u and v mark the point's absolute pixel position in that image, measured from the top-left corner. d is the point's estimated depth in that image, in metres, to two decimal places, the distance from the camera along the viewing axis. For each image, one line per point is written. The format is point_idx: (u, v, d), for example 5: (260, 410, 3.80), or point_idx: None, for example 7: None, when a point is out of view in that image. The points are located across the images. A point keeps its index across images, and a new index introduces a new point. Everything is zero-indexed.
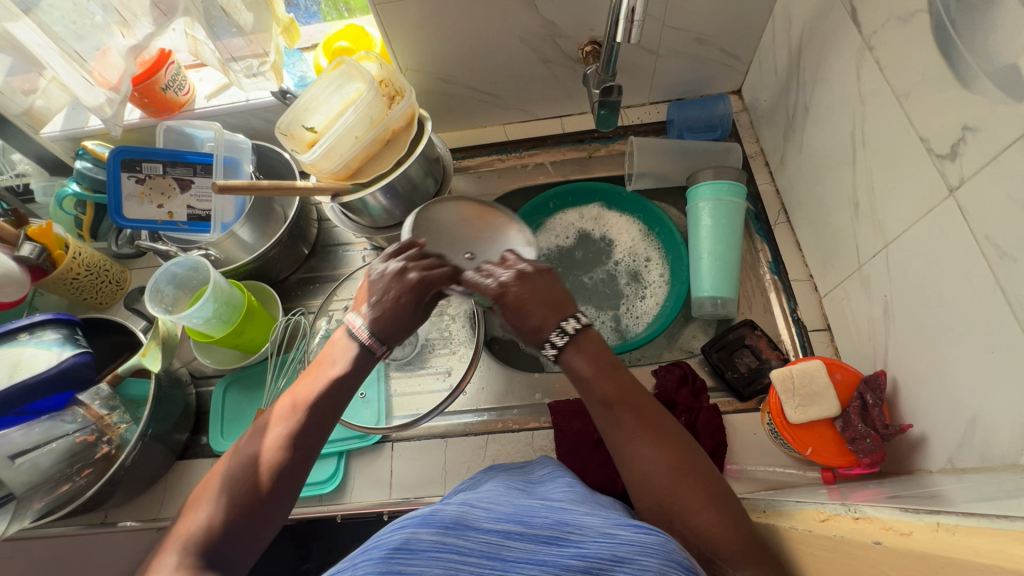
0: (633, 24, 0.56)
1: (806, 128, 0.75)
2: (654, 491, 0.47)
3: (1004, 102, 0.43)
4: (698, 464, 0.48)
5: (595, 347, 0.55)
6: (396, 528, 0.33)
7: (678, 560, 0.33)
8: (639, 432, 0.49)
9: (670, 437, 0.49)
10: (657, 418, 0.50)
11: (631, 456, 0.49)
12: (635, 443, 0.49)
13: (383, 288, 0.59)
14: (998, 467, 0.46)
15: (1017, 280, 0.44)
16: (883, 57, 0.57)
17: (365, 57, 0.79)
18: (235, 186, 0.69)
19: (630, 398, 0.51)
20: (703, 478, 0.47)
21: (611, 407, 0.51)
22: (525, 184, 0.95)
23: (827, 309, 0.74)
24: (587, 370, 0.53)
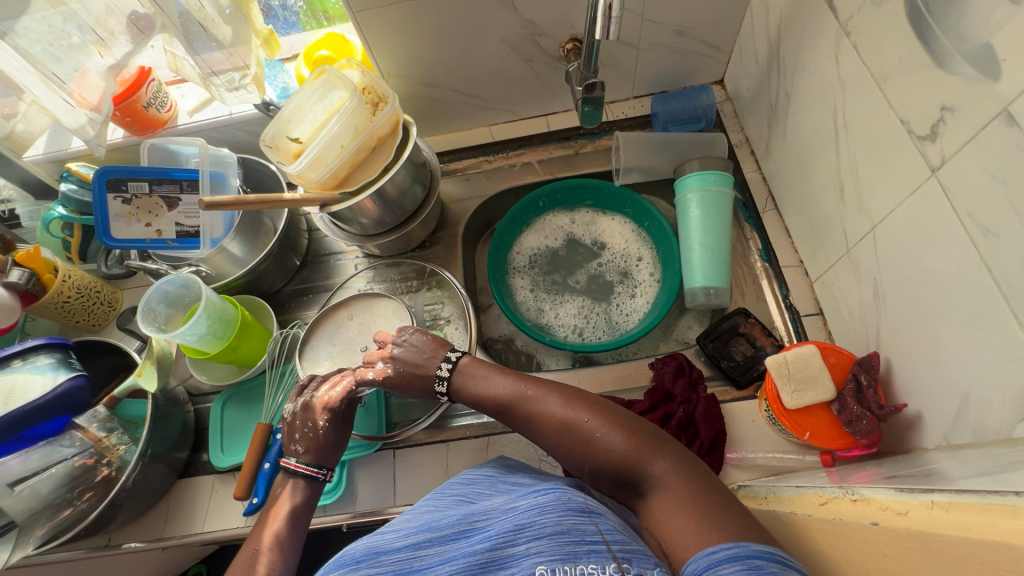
0: (611, 20, 0.56)
1: (788, 115, 0.75)
2: (566, 445, 0.54)
3: (980, 82, 0.44)
4: (586, 405, 0.55)
5: (472, 362, 0.64)
6: (334, 563, 0.43)
7: (569, 506, 0.44)
8: (534, 406, 0.57)
9: (556, 394, 0.57)
10: (542, 388, 0.58)
11: (538, 426, 0.56)
12: (536, 414, 0.57)
13: (300, 424, 0.66)
14: (991, 442, 0.47)
15: (999, 257, 0.44)
16: (860, 41, 0.57)
17: (346, 65, 0.79)
18: (222, 201, 0.69)
19: (516, 383, 0.60)
20: (594, 411, 0.54)
21: (506, 394, 0.59)
22: (514, 184, 0.95)
23: (819, 293, 0.75)
24: (476, 379, 0.62)
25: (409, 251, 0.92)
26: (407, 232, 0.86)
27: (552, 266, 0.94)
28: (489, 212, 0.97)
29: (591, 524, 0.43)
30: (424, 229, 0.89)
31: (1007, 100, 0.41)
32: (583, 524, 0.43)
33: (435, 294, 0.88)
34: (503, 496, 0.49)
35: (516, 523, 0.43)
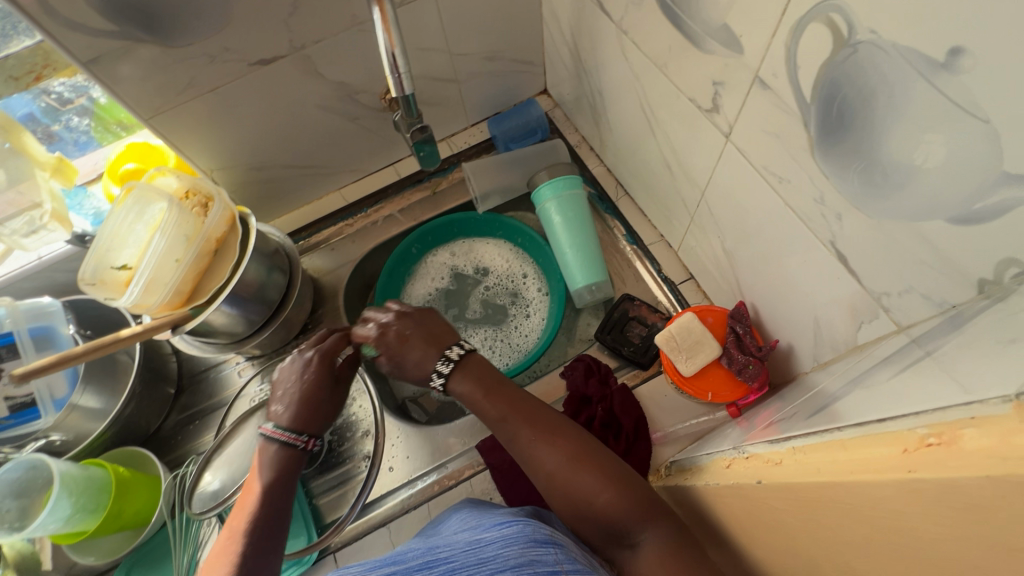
0: (402, 77, 0.55)
1: (606, 110, 0.81)
2: (555, 482, 0.53)
3: (731, 57, 0.49)
4: (590, 449, 0.54)
5: (482, 372, 0.60)
6: None
7: (536, 539, 0.45)
8: (534, 436, 0.55)
9: (561, 436, 0.55)
10: (547, 420, 0.56)
11: (530, 457, 0.55)
12: (533, 446, 0.55)
13: (292, 376, 0.60)
14: (846, 352, 0.52)
15: (797, 198, 0.50)
16: (636, 38, 0.63)
17: (158, 174, 0.72)
18: (37, 367, 0.60)
19: (518, 410, 0.57)
20: (598, 460, 0.53)
21: (503, 419, 0.57)
22: (381, 240, 0.93)
23: (685, 259, 0.80)
24: (477, 394, 0.58)
25: (293, 338, 0.86)
26: (284, 319, 0.81)
27: (447, 307, 0.92)
28: (366, 274, 0.94)
29: (551, 555, 0.44)
30: (300, 312, 0.84)
31: (755, 67, 0.47)
32: (544, 555, 0.44)
33: None
34: (463, 534, 0.49)
35: (480, 556, 0.44)
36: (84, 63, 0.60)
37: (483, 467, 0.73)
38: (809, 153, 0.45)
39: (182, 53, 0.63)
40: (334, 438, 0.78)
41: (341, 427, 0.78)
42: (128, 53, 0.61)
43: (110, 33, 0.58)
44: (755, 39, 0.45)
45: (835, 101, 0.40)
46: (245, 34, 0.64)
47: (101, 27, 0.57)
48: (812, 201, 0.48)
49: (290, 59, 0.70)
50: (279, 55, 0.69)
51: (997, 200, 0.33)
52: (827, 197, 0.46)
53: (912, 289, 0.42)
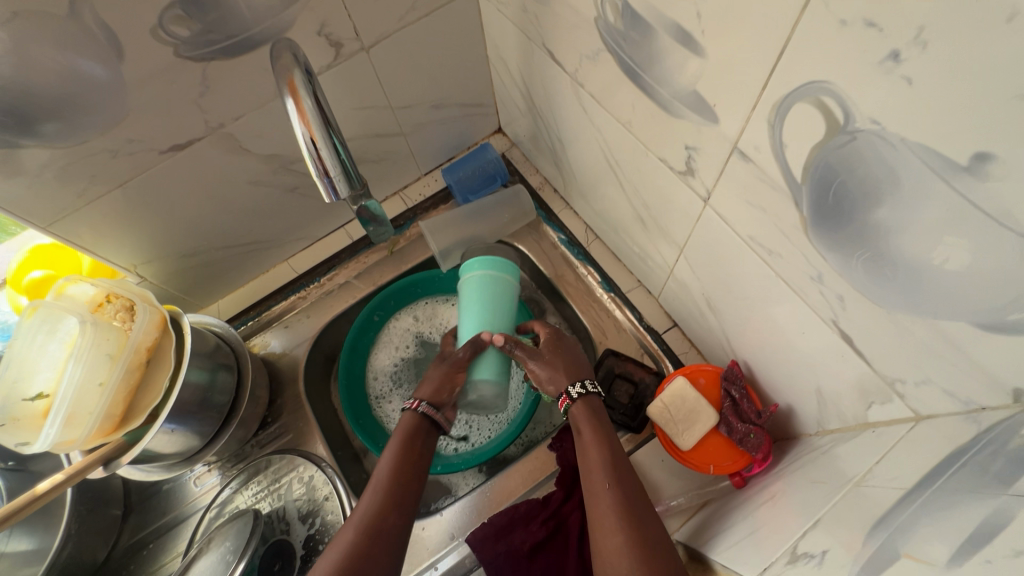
0: (333, 180, 0.49)
1: (567, 156, 0.75)
2: (614, 560, 0.50)
3: (705, 124, 0.44)
4: (666, 552, 0.50)
5: (597, 423, 0.61)
6: None
7: None
8: (618, 506, 0.53)
9: (640, 520, 0.52)
10: (635, 499, 0.54)
11: (600, 524, 0.53)
12: (610, 516, 0.53)
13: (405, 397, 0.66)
14: (854, 427, 0.48)
15: (790, 272, 0.45)
16: (594, 92, 0.57)
17: (68, 283, 0.63)
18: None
19: (616, 476, 0.56)
20: (668, 567, 0.49)
21: (597, 474, 0.56)
22: (339, 311, 0.85)
23: (666, 307, 0.75)
24: (588, 439, 0.59)
25: (252, 436, 0.77)
26: (241, 418, 0.73)
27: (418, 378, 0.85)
28: (326, 348, 0.86)
29: None
30: (257, 407, 0.76)
31: (734, 138, 0.41)
32: None
33: (300, 469, 0.74)
34: None
35: None
36: None
37: (476, 564, 0.67)
38: (803, 232, 0.41)
39: (76, 152, 0.55)
40: (306, 551, 0.70)
41: (315, 535, 0.71)
42: (10, 161, 0.52)
43: None
44: (732, 111, 0.40)
45: (831, 186, 0.35)
46: (150, 121, 0.56)
47: None
48: (808, 278, 0.43)
49: (209, 139, 0.62)
50: (195, 137, 0.60)
51: None
52: (826, 277, 0.41)
53: (931, 381, 0.38)
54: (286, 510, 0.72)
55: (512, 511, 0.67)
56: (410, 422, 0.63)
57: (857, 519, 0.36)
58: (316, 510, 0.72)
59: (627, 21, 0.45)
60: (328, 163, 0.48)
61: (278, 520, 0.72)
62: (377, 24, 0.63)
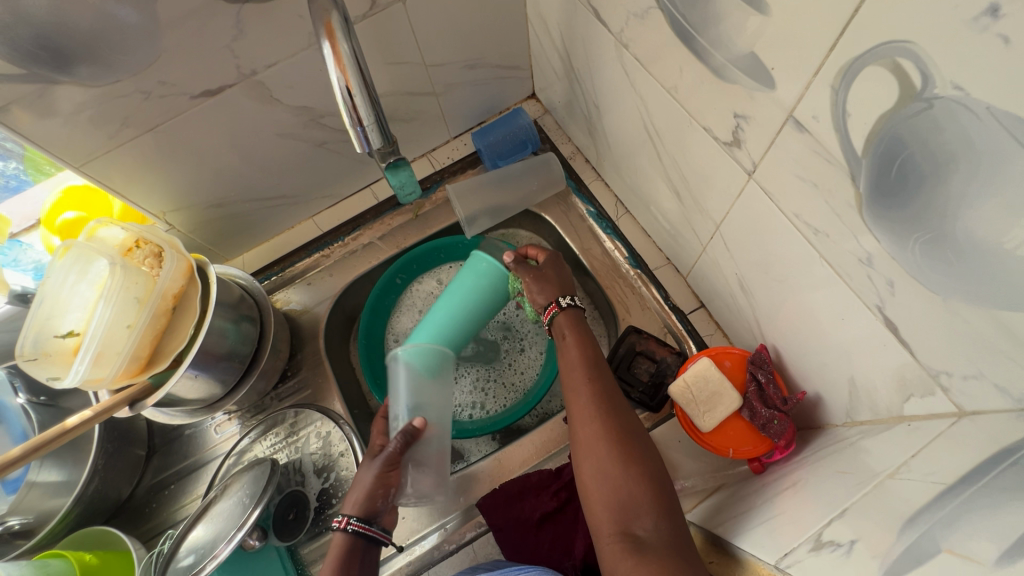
0: (366, 130, 0.48)
1: (603, 124, 0.73)
2: (590, 442, 0.54)
3: (759, 90, 0.41)
4: (642, 439, 0.54)
5: (580, 327, 0.63)
6: None
7: None
8: (598, 397, 0.56)
9: (618, 412, 0.55)
10: (613, 390, 0.57)
11: (580, 412, 0.56)
12: (587, 404, 0.56)
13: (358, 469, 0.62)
14: (887, 420, 0.46)
15: (837, 254, 0.43)
16: (640, 55, 0.54)
17: (99, 226, 0.64)
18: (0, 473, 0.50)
19: (594, 370, 0.58)
20: (642, 451, 0.52)
21: (577, 368, 0.59)
22: (361, 271, 0.85)
23: (694, 287, 0.73)
24: (571, 343, 0.61)
25: (272, 389, 0.78)
26: (262, 370, 0.74)
27: None
28: (347, 307, 0.86)
29: None
30: (277, 360, 0.77)
31: (790, 106, 0.39)
32: None
33: (318, 425, 0.76)
34: None
35: None
36: None
37: (486, 529, 0.68)
38: (856, 211, 0.38)
39: (110, 92, 0.54)
40: (320, 503, 0.72)
41: (329, 488, 0.72)
42: (45, 97, 0.52)
43: (20, 77, 0.49)
44: (791, 75, 0.37)
45: (897, 159, 0.33)
46: (184, 64, 0.55)
47: (6, 71, 0.48)
48: (856, 260, 0.41)
49: (241, 87, 0.61)
50: (227, 84, 0.60)
51: None
52: (877, 261, 0.39)
53: (982, 376, 0.35)
54: (302, 463, 0.74)
55: (524, 481, 0.68)
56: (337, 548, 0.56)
57: (891, 513, 0.35)
58: (331, 466, 0.73)
59: None
60: (363, 113, 0.47)
61: (294, 472, 0.73)
62: None
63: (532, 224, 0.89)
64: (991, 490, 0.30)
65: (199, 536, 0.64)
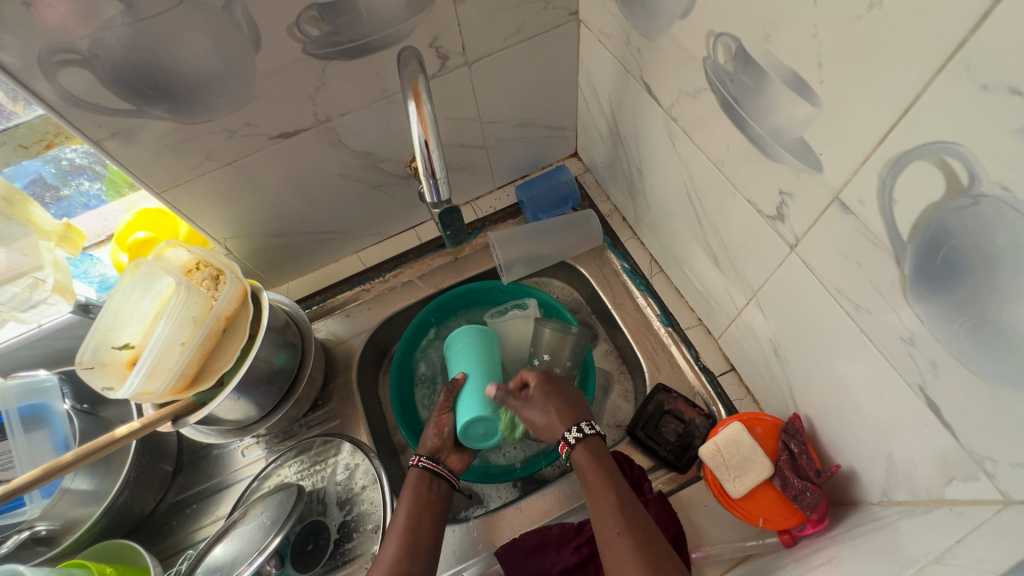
0: (437, 181, 0.53)
1: (644, 186, 0.76)
2: None
3: (806, 172, 0.44)
4: None
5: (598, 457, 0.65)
6: None
7: None
8: (637, 545, 0.55)
9: (660, 557, 0.54)
10: (651, 535, 0.56)
11: (619, 564, 0.55)
12: (626, 553, 0.55)
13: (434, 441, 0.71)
14: (929, 502, 0.46)
15: (878, 331, 0.44)
16: (688, 128, 0.57)
17: (167, 246, 0.68)
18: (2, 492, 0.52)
19: (628, 517, 0.57)
20: None
21: (611, 516, 0.58)
22: (399, 308, 0.88)
23: (725, 349, 0.74)
24: (598, 484, 0.61)
25: (302, 416, 0.80)
26: (296, 396, 0.76)
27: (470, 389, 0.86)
28: (381, 341, 0.89)
29: None
30: (311, 388, 0.79)
31: (837, 189, 0.41)
32: None
33: (344, 455, 0.76)
34: None
35: None
36: (96, 140, 0.56)
37: None
38: (901, 292, 0.40)
39: (200, 129, 0.60)
40: (339, 536, 0.71)
41: (349, 522, 0.72)
42: (142, 130, 0.57)
43: (126, 111, 0.54)
44: (838, 161, 0.40)
45: (943, 249, 0.35)
46: (268, 109, 0.61)
47: (117, 107, 0.54)
48: (898, 338, 0.42)
49: (315, 131, 0.66)
50: (303, 128, 0.65)
51: None
52: (920, 341, 0.40)
53: None
54: (325, 492, 0.74)
55: (544, 533, 0.67)
56: (416, 477, 0.68)
57: None
58: (353, 498, 0.73)
59: (738, 64, 0.45)
60: (436, 166, 0.51)
61: (316, 501, 0.73)
62: (483, 42, 0.66)
63: (566, 275, 0.92)
64: None
65: (218, 558, 0.64)
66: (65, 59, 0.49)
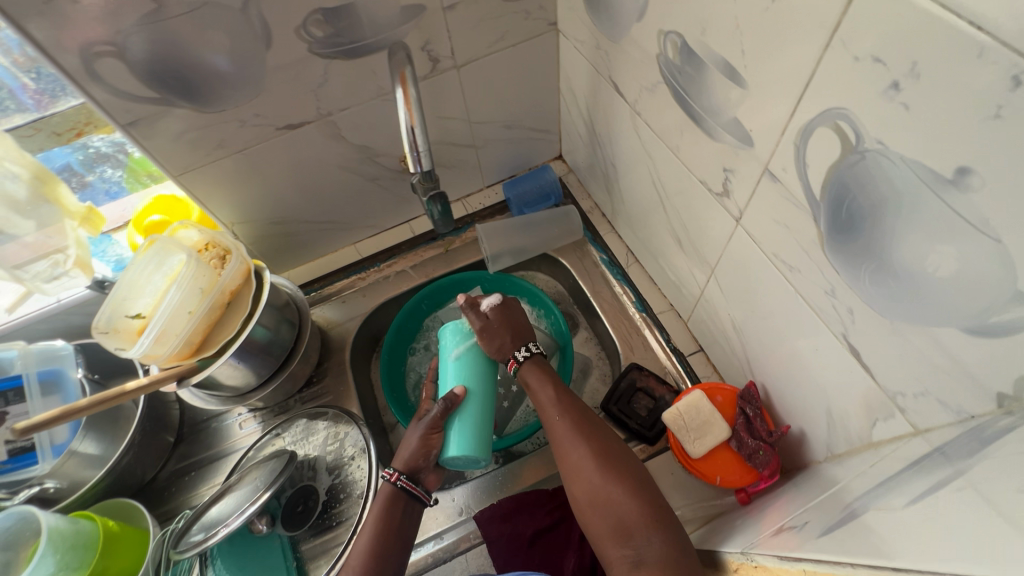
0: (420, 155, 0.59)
1: (619, 181, 0.83)
2: (578, 470, 0.60)
3: (741, 148, 0.50)
4: (622, 454, 0.61)
5: (545, 374, 0.69)
6: None
7: None
8: (575, 426, 0.63)
9: (597, 437, 0.62)
10: (588, 418, 0.64)
11: (564, 445, 0.62)
12: (568, 436, 0.62)
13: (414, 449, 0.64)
14: (860, 447, 0.50)
15: (807, 288, 0.50)
16: (649, 119, 0.64)
17: (180, 226, 0.74)
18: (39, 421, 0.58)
19: (566, 406, 0.65)
20: (620, 463, 0.59)
21: (551, 406, 0.65)
22: (392, 295, 0.94)
23: (694, 331, 0.79)
24: (539, 383, 0.67)
25: (298, 392, 0.85)
26: (291, 371, 0.81)
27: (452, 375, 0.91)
28: (374, 327, 0.94)
29: None
30: (307, 365, 0.84)
31: (765, 160, 0.47)
32: None
33: (335, 427, 0.81)
34: None
35: None
36: (124, 125, 0.63)
37: (481, 540, 0.70)
38: (820, 247, 0.45)
39: (215, 117, 0.67)
40: (328, 498, 0.76)
41: (338, 487, 0.76)
42: (163, 117, 0.64)
43: (151, 99, 0.62)
44: (764, 135, 0.46)
45: (844, 203, 0.41)
46: (276, 102, 0.68)
47: (144, 94, 0.61)
48: (822, 292, 0.47)
49: (317, 124, 0.73)
50: (307, 120, 0.72)
51: (1011, 317, 0.32)
52: (838, 291, 0.45)
53: (928, 393, 0.41)
54: (317, 459, 0.78)
55: (520, 498, 0.71)
56: (386, 495, 0.63)
57: (845, 511, 0.39)
58: (342, 466, 0.78)
59: (683, 57, 0.52)
60: (421, 145, 0.58)
61: (307, 468, 0.77)
62: (470, 48, 0.74)
63: (549, 268, 0.98)
64: (926, 478, 0.35)
65: (213, 515, 0.68)
66: (102, 51, 0.56)
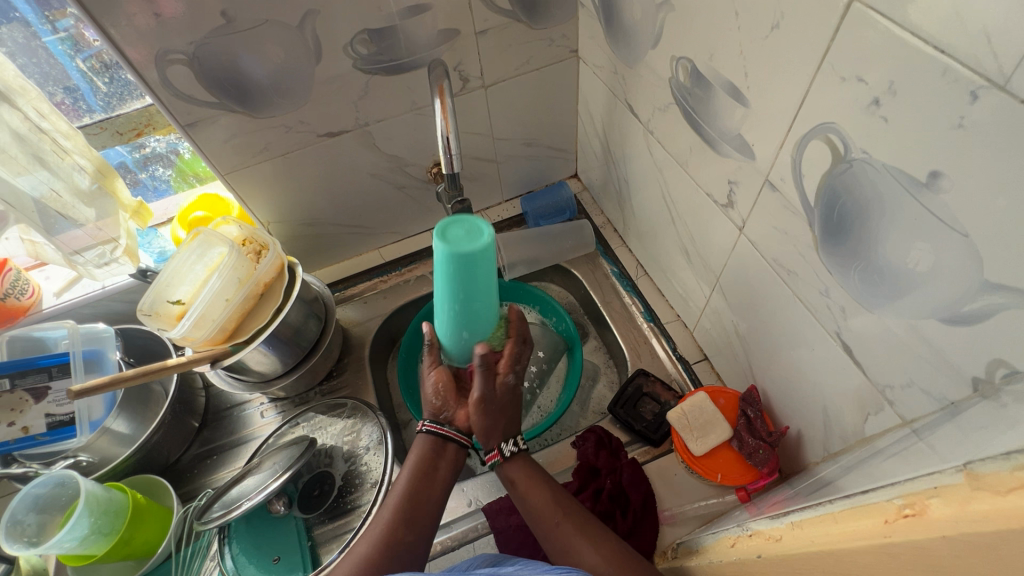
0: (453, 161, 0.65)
1: (631, 196, 0.88)
2: None
3: (744, 162, 0.55)
4: (633, 554, 0.56)
5: (534, 473, 0.65)
6: None
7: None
8: (576, 529, 0.58)
9: (601, 538, 0.57)
10: (588, 519, 0.60)
11: (568, 553, 0.57)
12: (573, 541, 0.58)
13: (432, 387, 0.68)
14: (854, 443, 0.53)
15: (804, 290, 0.54)
16: (661, 137, 0.70)
17: (223, 222, 0.80)
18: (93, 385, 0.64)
19: (563, 507, 0.61)
20: (633, 564, 0.55)
21: (546, 510, 0.61)
22: (411, 298, 0.99)
23: (700, 341, 0.83)
24: (529, 488, 0.63)
25: (318, 384, 0.89)
26: (311, 365, 0.85)
27: None
28: (393, 327, 0.99)
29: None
30: (328, 359, 0.88)
31: (765, 172, 0.52)
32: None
33: (352, 418, 0.84)
34: None
35: None
36: (184, 125, 0.70)
37: (488, 530, 0.73)
38: (816, 250, 0.50)
39: (264, 122, 0.73)
40: (343, 485, 0.79)
41: (352, 476, 0.80)
42: (219, 120, 0.71)
43: (210, 102, 0.68)
44: (765, 149, 0.51)
45: (835, 208, 0.45)
46: (320, 111, 0.75)
47: (204, 98, 0.68)
48: (818, 293, 0.52)
49: (355, 133, 0.80)
50: (345, 129, 0.79)
51: (982, 304, 0.36)
52: (832, 291, 0.49)
53: (914, 384, 0.44)
54: (334, 448, 0.82)
55: None
56: (424, 440, 0.65)
57: (832, 485, 0.42)
58: (357, 456, 0.81)
59: (693, 80, 0.58)
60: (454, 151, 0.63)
61: (323, 455, 0.81)
62: (497, 69, 0.81)
63: (562, 279, 1.02)
64: (904, 452, 0.39)
65: (234, 495, 0.72)
66: (174, 58, 0.63)
